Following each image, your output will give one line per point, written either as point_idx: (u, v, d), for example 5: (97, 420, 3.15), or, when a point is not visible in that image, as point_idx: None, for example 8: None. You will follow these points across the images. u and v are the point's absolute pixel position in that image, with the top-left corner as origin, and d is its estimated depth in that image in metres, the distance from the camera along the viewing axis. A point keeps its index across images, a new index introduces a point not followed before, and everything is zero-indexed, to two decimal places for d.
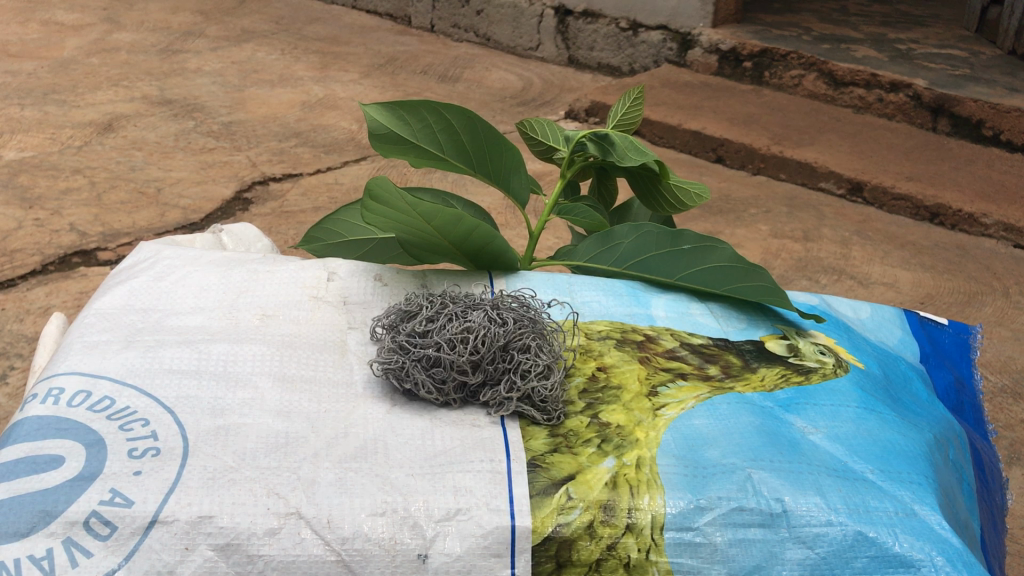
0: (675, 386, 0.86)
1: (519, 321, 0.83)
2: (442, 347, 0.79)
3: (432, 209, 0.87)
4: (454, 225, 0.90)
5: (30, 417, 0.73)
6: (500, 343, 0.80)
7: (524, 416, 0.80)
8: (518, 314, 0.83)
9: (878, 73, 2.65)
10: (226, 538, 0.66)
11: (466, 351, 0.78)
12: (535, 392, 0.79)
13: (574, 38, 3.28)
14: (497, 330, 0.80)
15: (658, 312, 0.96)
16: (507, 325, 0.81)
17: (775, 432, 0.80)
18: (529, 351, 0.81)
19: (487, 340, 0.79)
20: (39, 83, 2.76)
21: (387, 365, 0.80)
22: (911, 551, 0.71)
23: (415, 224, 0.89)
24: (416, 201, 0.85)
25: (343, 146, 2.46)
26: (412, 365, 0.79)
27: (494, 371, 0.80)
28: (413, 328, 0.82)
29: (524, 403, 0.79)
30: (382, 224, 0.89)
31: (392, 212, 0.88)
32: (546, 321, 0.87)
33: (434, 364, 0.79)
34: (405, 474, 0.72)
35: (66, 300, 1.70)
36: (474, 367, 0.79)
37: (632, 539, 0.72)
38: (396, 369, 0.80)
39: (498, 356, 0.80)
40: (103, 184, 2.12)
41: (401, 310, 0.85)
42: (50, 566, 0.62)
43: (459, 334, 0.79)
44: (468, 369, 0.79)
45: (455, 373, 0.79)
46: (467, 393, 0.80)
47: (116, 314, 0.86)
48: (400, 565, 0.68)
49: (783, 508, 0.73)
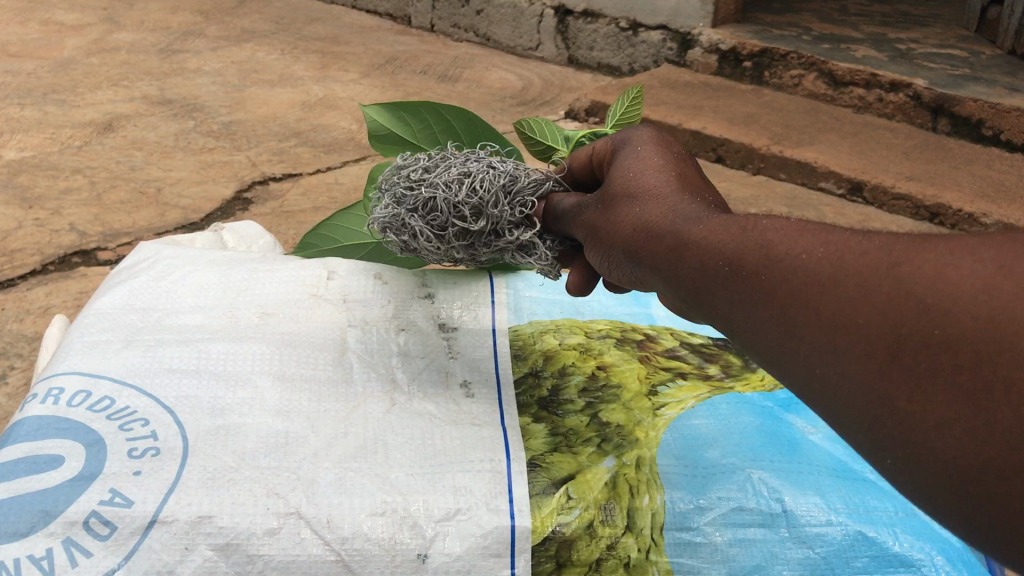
0: (675, 386, 0.88)
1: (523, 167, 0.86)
2: (441, 189, 0.82)
3: None
4: None
5: (29, 417, 0.72)
6: (501, 186, 0.83)
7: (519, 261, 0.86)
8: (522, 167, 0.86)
9: (878, 73, 2.65)
10: (225, 538, 0.66)
11: (466, 197, 0.82)
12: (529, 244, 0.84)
13: (574, 38, 3.26)
14: (497, 180, 0.83)
15: (658, 312, 1.01)
16: (510, 172, 0.85)
17: (776, 432, 0.82)
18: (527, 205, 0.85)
19: (487, 186, 0.82)
20: (39, 83, 2.75)
21: (388, 215, 0.83)
22: (911, 550, 0.71)
23: None
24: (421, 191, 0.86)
25: (343, 145, 2.45)
26: (414, 211, 0.82)
27: (497, 215, 0.83)
28: (418, 172, 0.85)
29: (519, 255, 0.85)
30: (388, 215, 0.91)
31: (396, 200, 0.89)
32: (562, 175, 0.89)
33: (431, 210, 0.83)
34: (405, 474, 0.72)
35: (66, 300, 1.70)
36: (477, 214, 0.83)
37: (632, 539, 0.73)
38: (400, 217, 0.83)
39: (500, 198, 0.83)
40: (103, 184, 2.12)
41: (401, 162, 0.88)
42: (49, 566, 0.62)
43: (458, 175, 0.83)
44: (468, 216, 0.82)
45: (455, 219, 0.82)
46: (470, 237, 0.84)
47: (117, 314, 0.86)
48: (400, 565, 0.68)
49: (783, 508, 0.74)
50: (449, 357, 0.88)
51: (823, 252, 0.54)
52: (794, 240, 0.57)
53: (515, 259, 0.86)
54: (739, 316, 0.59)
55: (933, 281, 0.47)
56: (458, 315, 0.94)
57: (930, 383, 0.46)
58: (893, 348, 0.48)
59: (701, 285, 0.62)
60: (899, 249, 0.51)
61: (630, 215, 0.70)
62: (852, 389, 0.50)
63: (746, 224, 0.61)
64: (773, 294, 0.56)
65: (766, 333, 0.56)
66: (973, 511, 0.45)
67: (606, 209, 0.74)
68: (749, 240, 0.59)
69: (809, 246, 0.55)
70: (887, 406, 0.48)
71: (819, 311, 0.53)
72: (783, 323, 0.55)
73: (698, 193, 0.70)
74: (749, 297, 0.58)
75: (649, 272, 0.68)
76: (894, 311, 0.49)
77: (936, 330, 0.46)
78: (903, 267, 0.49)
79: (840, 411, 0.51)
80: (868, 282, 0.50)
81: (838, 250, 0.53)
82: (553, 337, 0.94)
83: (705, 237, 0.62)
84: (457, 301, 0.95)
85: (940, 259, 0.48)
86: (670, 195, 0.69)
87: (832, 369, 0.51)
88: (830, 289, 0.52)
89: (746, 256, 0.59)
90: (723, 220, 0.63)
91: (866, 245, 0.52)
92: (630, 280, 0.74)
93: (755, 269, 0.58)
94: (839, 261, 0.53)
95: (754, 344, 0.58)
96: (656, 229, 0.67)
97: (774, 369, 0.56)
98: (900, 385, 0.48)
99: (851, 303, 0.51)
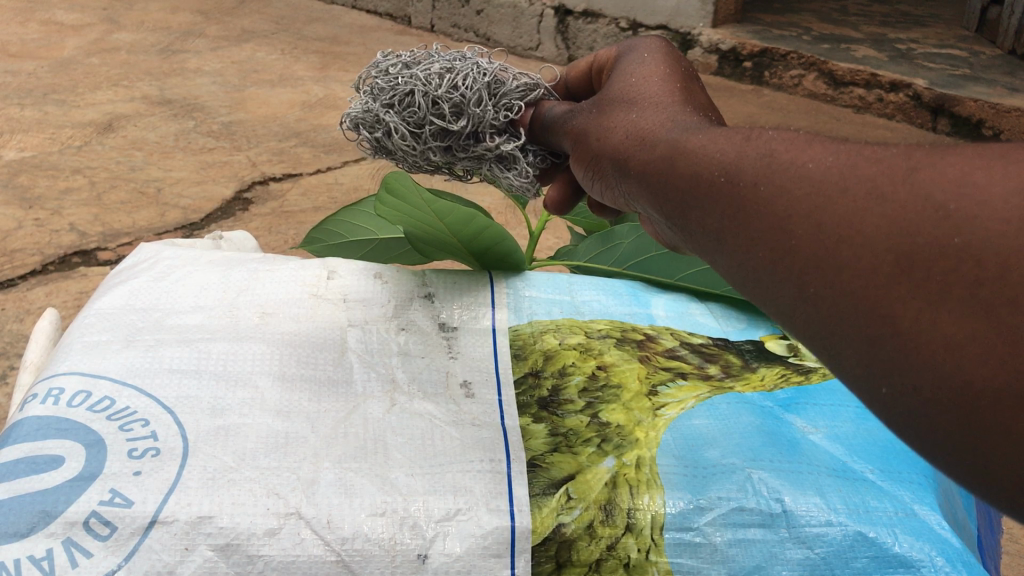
0: (674, 386, 0.88)
1: (508, 77, 0.88)
2: (423, 86, 0.85)
3: (446, 206, 0.92)
4: (467, 224, 0.94)
5: (29, 417, 0.72)
6: (483, 85, 0.85)
7: (494, 172, 0.87)
8: (506, 73, 0.89)
9: (878, 73, 2.67)
10: (226, 538, 0.66)
11: (448, 96, 0.84)
12: (509, 152, 0.86)
13: (574, 38, 3.20)
14: (481, 82, 0.86)
15: (658, 312, 1.00)
16: (494, 78, 0.87)
17: (775, 432, 0.81)
18: (510, 110, 0.87)
19: (469, 87, 0.85)
20: (40, 83, 2.76)
21: (366, 114, 0.86)
22: (911, 551, 0.70)
23: (428, 220, 0.95)
24: (434, 199, 0.90)
25: (343, 145, 2.45)
26: (392, 108, 0.85)
27: (478, 114, 0.85)
28: (401, 72, 0.87)
29: (496, 164, 0.87)
30: (395, 216, 0.95)
31: (406, 206, 0.93)
32: (553, 95, 0.91)
33: (409, 106, 0.85)
34: (405, 475, 0.73)
35: (66, 300, 1.70)
36: (457, 114, 0.85)
37: (632, 539, 0.73)
38: (377, 116, 0.86)
39: (482, 98, 0.85)
40: (103, 184, 2.12)
41: (380, 58, 0.90)
42: (50, 567, 0.62)
43: (439, 71, 0.86)
44: (450, 116, 0.84)
45: (434, 118, 0.84)
46: (449, 139, 0.86)
47: (116, 314, 0.86)
48: (400, 565, 0.68)
49: (783, 509, 0.73)
50: (449, 357, 0.88)
51: (836, 159, 0.51)
52: (802, 149, 0.54)
53: (493, 171, 0.87)
54: (724, 228, 0.56)
55: (958, 187, 0.45)
56: (458, 315, 0.94)
57: (943, 300, 0.44)
58: (904, 260, 0.46)
59: (688, 197, 0.59)
60: (917, 156, 0.49)
61: (626, 126, 0.68)
62: (852, 299, 0.48)
63: (747, 133, 0.58)
64: (773, 198, 0.53)
65: (755, 247, 0.54)
66: (973, 443, 0.44)
67: (600, 121, 0.72)
68: (751, 147, 0.56)
69: (817, 154, 0.53)
70: (889, 325, 0.46)
71: (820, 221, 0.50)
72: (776, 229, 0.52)
73: (696, 109, 0.69)
74: (738, 205, 0.55)
75: (635, 182, 0.66)
76: (912, 215, 0.46)
77: (956, 239, 0.44)
78: (921, 173, 0.47)
79: (830, 332, 0.50)
80: (882, 190, 0.48)
81: (847, 160, 0.51)
82: (553, 337, 0.94)
83: (700, 144, 0.60)
84: (456, 303, 0.95)
85: (965, 167, 0.46)
86: (669, 106, 0.68)
87: (830, 286, 0.49)
88: (839, 194, 0.50)
89: (745, 162, 0.56)
90: (721, 129, 0.60)
91: (880, 155, 0.50)
92: (615, 199, 0.72)
93: (756, 173, 0.55)
94: (850, 169, 0.50)
95: (737, 254, 0.55)
96: (650, 139, 0.65)
97: (761, 288, 0.54)
98: (908, 301, 0.46)
99: (857, 213, 0.48)
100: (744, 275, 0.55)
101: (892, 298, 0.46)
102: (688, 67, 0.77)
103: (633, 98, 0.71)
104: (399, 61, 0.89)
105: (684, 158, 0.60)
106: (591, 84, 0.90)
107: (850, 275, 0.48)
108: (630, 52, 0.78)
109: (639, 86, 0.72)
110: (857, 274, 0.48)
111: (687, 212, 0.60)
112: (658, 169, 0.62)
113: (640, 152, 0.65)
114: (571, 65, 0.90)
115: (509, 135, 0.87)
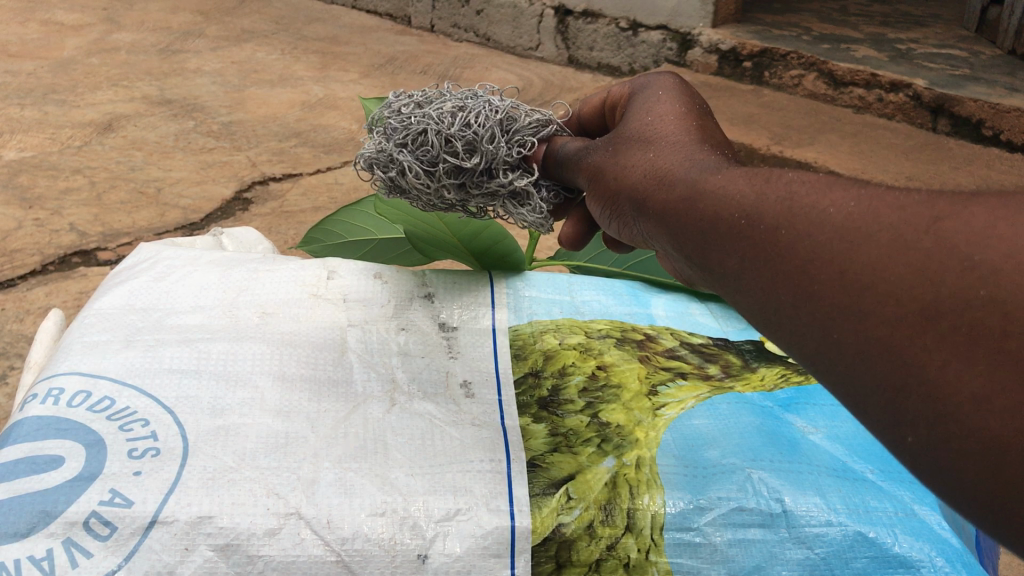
0: (675, 386, 0.88)
1: (520, 114, 0.88)
2: (435, 124, 0.85)
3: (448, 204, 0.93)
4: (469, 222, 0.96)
5: (29, 417, 0.72)
6: (496, 121, 0.85)
7: (508, 206, 0.87)
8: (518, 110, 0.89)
9: (878, 73, 2.67)
10: (226, 538, 0.66)
11: (460, 133, 0.84)
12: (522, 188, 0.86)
13: (574, 38, 3.19)
14: (494, 118, 0.86)
15: (658, 312, 1.00)
16: (506, 115, 0.87)
17: (775, 432, 0.81)
18: (523, 146, 0.87)
19: (481, 124, 0.85)
20: (40, 83, 2.76)
21: (377, 154, 0.86)
22: (911, 551, 0.70)
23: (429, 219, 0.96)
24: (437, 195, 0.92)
25: (343, 146, 2.45)
26: (405, 148, 0.85)
27: (492, 150, 0.84)
28: (413, 112, 0.87)
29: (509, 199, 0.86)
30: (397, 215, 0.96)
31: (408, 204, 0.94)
32: (565, 132, 0.91)
33: (422, 145, 0.85)
34: (405, 474, 0.73)
35: (66, 300, 1.70)
36: (471, 151, 0.85)
37: (632, 539, 0.73)
38: (389, 155, 0.85)
39: (495, 134, 0.85)
40: (103, 185, 2.12)
41: (392, 100, 0.91)
42: (50, 566, 0.62)
43: (452, 110, 0.86)
44: (463, 154, 0.84)
45: (448, 156, 0.84)
46: (462, 176, 0.85)
47: (116, 314, 0.86)
48: (400, 565, 0.68)
49: (783, 508, 0.73)
50: (449, 357, 0.88)
51: (856, 204, 0.51)
52: (822, 193, 0.54)
53: (506, 207, 0.87)
54: (745, 271, 0.56)
55: (983, 237, 0.45)
56: (457, 315, 0.94)
57: (967, 352, 0.44)
58: (927, 308, 0.46)
59: (708, 237, 0.59)
60: (940, 205, 0.48)
61: (643, 164, 0.68)
62: (877, 347, 0.48)
63: (766, 176, 0.58)
64: (795, 242, 0.53)
65: (777, 290, 0.54)
66: (994, 488, 0.44)
67: (616, 159, 0.72)
68: (773, 191, 0.57)
69: (838, 199, 0.53)
70: (914, 373, 0.46)
71: (842, 268, 0.50)
72: (798, 274, 0.52)
73: (713, 148, 0.69)
74: (761, 249, 0.55)
75: (654, 222, 0.66)
76: (936, 264, 0.46)
77: (982, 291, 0.44)
78: (945, 223, 0.47)
79: (853, 378, 0.49)
80: (905, 237, 0.48)
81: (869, 206, 0.51)
82: (553, 336, 0.94)
83: (718, 186, 0.60)
84: (456, 303, 0.95)
85: (989, 217, 0.46)
86: (687, 145, 0.67)
87: (853, 332, 0.49)
88: (862, 242, 0.49)
89: (765, 206, 0.56)
90: (742, 170, 0.60)
91: (902, 201, 0.50)
92: (632, 235, 0.72)
93: (778, 219, 0.55)
94: (872, 215, 0.50)
95: (760, 299, 0.55)
96: (667, 178, 0.65)
97: (784, 331, 0.54)
98: (932, 351, 0.45)
99: (880, 260, 0.48)
100: (766, 319, 0.55)
101: (918, 349, 0.46)
102: (702, 103, 0.77)
103: (649, 137, 0.71)
104: (411, 102, 0.89)
105: (705, 199, 0.60)
106: (604, 122, 0.90)
107: (875, 322, 0.48)
108: (644, 91, 0.78)
109: (655, 125, 0.72)
110: (881, 323, 0.47)
111: (708, 253, 0.60)
112: (677, 208, 0.62)
113: (660, 191, 0.65)
114: (585, 100, 0.90)
115: (522, 171, 0.87)
